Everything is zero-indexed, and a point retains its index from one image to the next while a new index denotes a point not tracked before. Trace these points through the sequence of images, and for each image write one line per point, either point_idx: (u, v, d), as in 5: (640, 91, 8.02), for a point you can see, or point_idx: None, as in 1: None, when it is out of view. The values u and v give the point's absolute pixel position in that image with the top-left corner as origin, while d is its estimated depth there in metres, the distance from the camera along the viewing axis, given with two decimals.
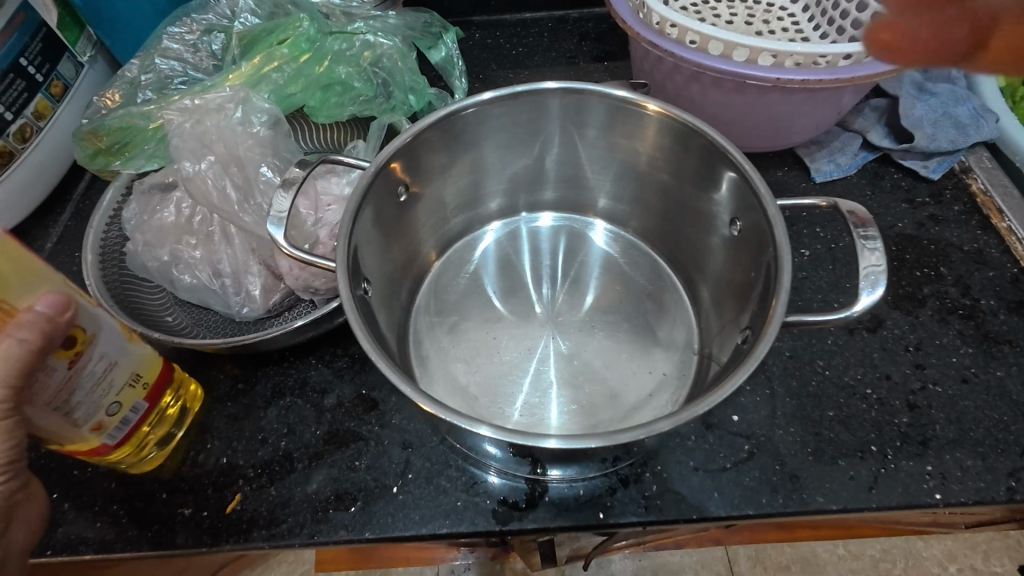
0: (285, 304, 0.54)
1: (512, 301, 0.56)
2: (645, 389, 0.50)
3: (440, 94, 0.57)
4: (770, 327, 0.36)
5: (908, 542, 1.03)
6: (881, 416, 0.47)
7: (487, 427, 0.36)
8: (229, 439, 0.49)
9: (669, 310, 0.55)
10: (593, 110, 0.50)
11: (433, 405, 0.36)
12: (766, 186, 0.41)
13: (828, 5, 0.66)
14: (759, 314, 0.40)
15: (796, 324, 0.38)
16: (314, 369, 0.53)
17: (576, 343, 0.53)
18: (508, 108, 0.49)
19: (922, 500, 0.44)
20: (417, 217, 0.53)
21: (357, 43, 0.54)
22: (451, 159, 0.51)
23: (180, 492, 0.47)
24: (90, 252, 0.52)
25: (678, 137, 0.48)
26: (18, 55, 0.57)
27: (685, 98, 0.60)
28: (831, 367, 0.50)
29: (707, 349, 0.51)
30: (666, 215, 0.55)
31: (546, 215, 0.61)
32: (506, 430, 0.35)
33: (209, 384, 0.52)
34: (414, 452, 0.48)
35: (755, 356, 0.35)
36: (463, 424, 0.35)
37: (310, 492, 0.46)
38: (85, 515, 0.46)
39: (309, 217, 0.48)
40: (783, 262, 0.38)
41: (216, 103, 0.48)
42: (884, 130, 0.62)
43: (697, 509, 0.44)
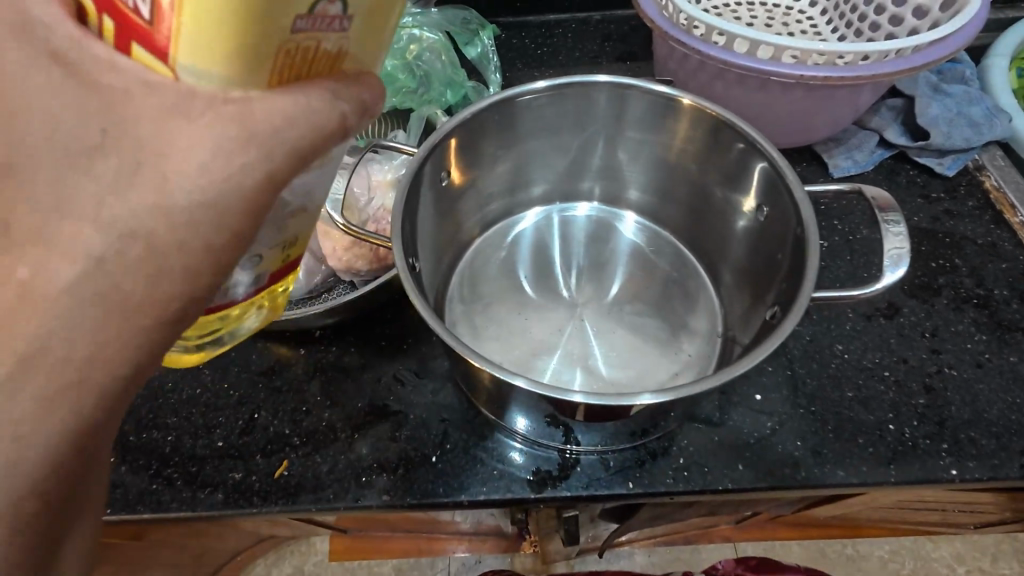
0: (326, 285, 0.57)
1: (541, 285, 0.59)
2: (671, 369, 0.53)
3: (476, 87, 0.59)
4: (801, 301, 0.38)
5: (917, 542, 1.05)
6: (898, 397, 0.49)
7: (521, 379, 0.39)
8: (275, 409, 0.52)
9: (694, 296, 0.57)
10: (628, 103, 0.53)
11: (477, 359, 0.39)
12: (794, 174, 0.44)
13: (846, 9, 0.68)
14: (788, 293, 0.42)
15: (822, 300, 0.41)
16: (354, 346, 0.55)
17: (604, 326, 0.56)
18: (546, 99, 0.52)
19: (938, 475, 0.46)
20: (456, 202, 0.55)
21: (404, 37, 0.58)
22: (490, 148, 0.54)
23: (230, 457, 0.49)
24: None
25: (708, 128, 0.50)
26: None
27: (709, 95, 0.62)
28: (850, 350, 0.52)
29: (731, 332, 0.53)
30: (692, 205, 0.57)
31: (583, 205, 0.63)
32: (540, 384, 0.39)
33: (256, 358, 0.55)
34: (452, 424, 0.50)
35: (786, 327, 0.37)
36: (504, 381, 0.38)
37: (354, 459, 0.49)
38: (142, 477, 0.49)
39: (361, 198, 0.51)
40: (811, 242, 0.41)
41: None
42: (900, 128, 0.64)
43: (722, 481, 0.46)
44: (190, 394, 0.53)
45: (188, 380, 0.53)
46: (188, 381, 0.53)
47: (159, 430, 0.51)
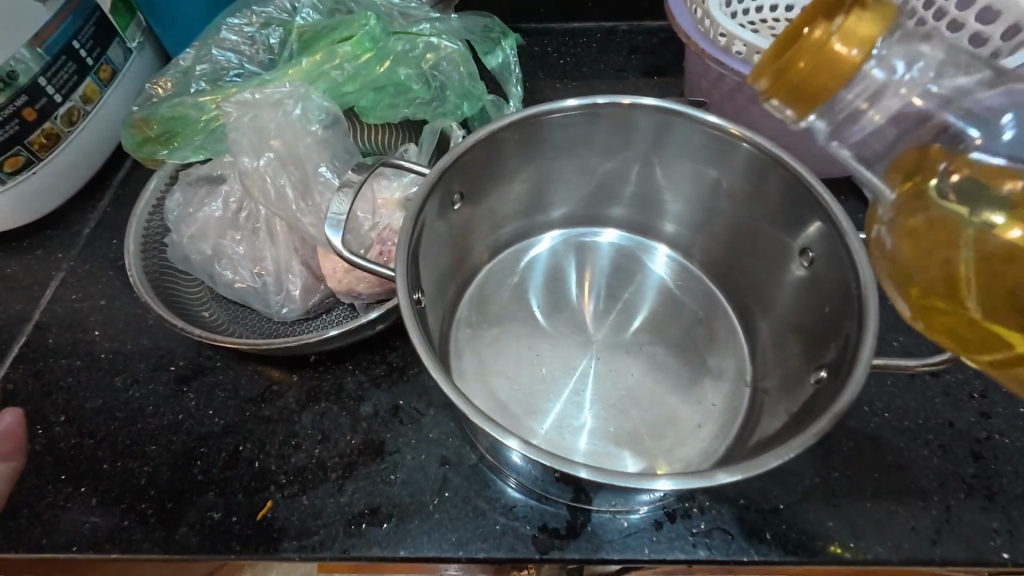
0: (325, 306, 0.52)
1: (557, 318, 0.54)
2: (694, 419, 0.48)
3: (495, 101, 0.55)
4: (857, 375, 0.34)
5: None
6: (944, 465, 0.45)
7: (515, 439, 0.34)
8: (261, 442, 0.48)
9: (722, 338, 0.53)
10: (663, 128, 0.48)
11: (472, 410, 0.34)
12: (848, 220, 0.39)
13: None
14: (840, 359, 0.38)
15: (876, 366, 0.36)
16: (350, 375, 0.51)
17: (623, 367, 0.52)
18: (575, 120, 0.48)
19: (988, 558, 0.41)
20: (469, 225, 0.51)
21: (420, 44, 0.53)
22: (509, 169, 0.50)
23: (210, 494, 0.45)
24: (133, 241, 0.51)
25: (750, 161, 0.46)
26: (72, 38, 0.57)
27: (744, 118, 0.58)
28: (891, 410, 0.47)
29: (761, 383, 0.49)
30: (725, 240, 0.53)
31: (609, 232, 0.59)
32: (537, 446, 0.33)
33: (246, 383, 0.51)
34: (452, 469, 0.46)
35: (843, 401, 0.33)
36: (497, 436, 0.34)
37: (344, 503, 0.45)
38: (114, 512, 0.45)
39: (365, 222, 0.47)
40: (868, 302, 0.37)
41: (275, 98, 0.48)
42: None
43: (747, 551, 0.42)
44: (171, 420, 0.49)
45: (170, 404, 0.50)
46: (170, 405, 0.50)
47: (137, 460, 0.47)
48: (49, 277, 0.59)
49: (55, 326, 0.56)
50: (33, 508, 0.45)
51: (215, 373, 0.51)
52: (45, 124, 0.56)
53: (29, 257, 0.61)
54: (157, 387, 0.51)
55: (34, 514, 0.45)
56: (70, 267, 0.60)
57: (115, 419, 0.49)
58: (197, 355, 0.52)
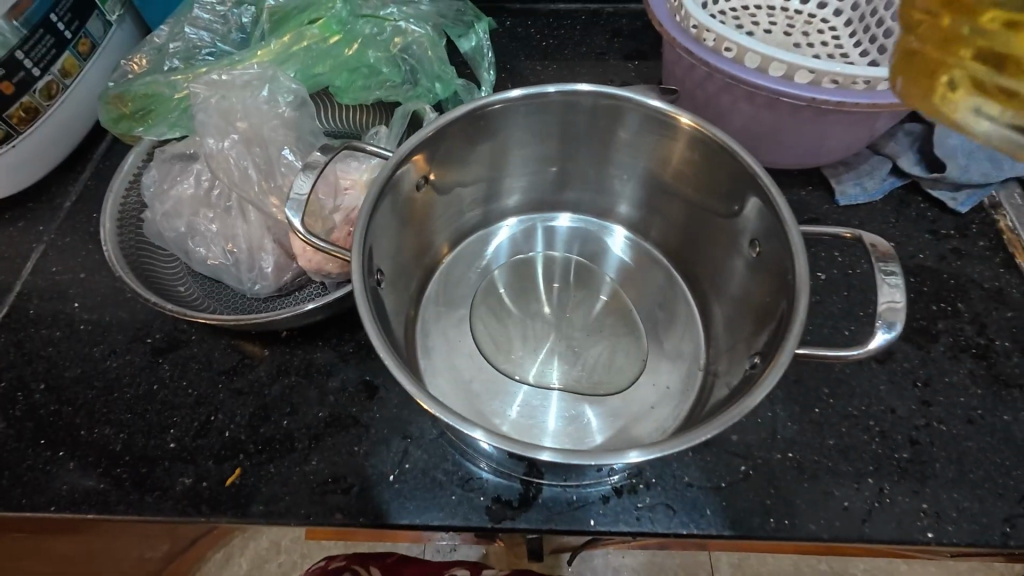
0: (298, 283, 0.54)
1: (522, 302, 0.56)
2: (648, 400, 0.50)
3: (467, 85, 0.55)
4: (782, 358, 0.35)
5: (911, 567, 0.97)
6: (881, 450, 0.47)
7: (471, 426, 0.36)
8: (232, 412, 0.50)
9: (679, 323, 0.54)
10: (620, 115, 0.48)
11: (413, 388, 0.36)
12: (790, 211, 0.40)
13: (872, 22, 0.65)
14: (773, 346, 0.40)
15: (811, 356, 0.38)
16: (320, 351, 0.53)
17: (581, 349, 0.53)
18: (535, 107, 0.49)
19: (913, 537, 0.44)
20: (434, 209, 0.52)
21: (389, 28, 0.54)
22: (473, 153, 0.51)
23: (182, 461, 0.48)
24: (108, 217, 0.52)
25: (706, 152, 0.47)
26: (49, 11, 0.57)
27: (714, 109, 0.59)
28: (837, 396, 0.49)
29: (713, 367, 0.50)
30: (685, 229, 0.54)
31: (567, 216, 0.60)
32: (491, 433, 0.35)
33: (219, 356, 0.53)
34: (413, 443, 0.48)
35: (765, 386, 0.35)
36: (448, 421, 0.36)
37: (309, 471, 0.47)
38: (91, 475, 0.47)
39: (326, 204, 0.49)
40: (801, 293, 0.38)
41: (244, 80, 0.49)
42: (915, 156, 0.61)
43: (687, 525, 0.44)
44: (147, 389, 0.51)
45: (146, 374, 0.52)
46: (146, 375, 0.52)
47: (110, 426, 0.49)
48: (31, 249, 0.60)
49: (35, 298, 0.57)
50: (12, 471, 0.48)
51: (190, 346, 0.53)
52: (24, 97, 0.57)
53: (10, 229, 0.62)
54: (133, 358, 0.53)
55: (13, 477, 0.47)
56: (51, 240, 0.61)
57: (93, 388, 0.51)
58: (172, 329, 0.54)
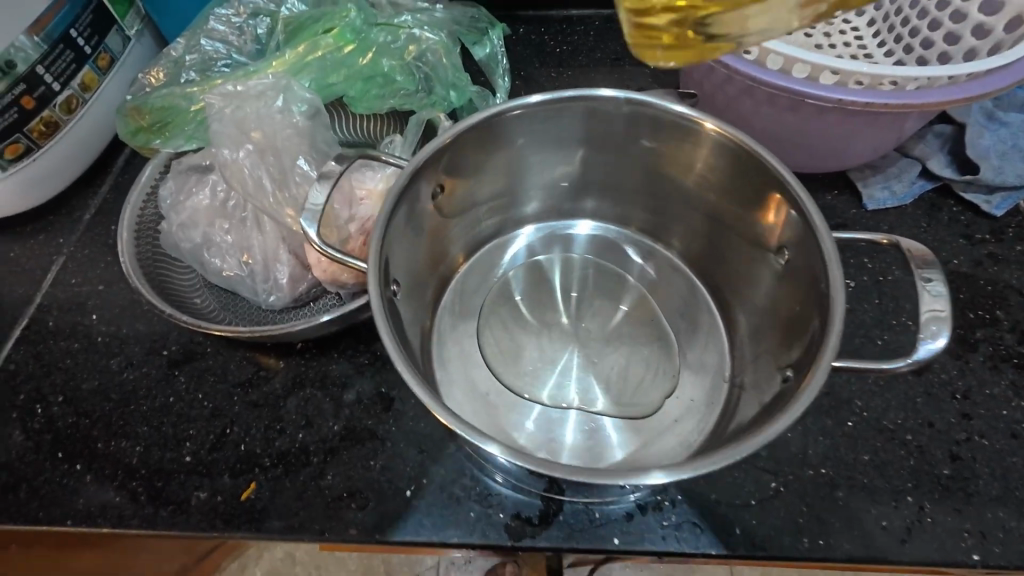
0: (313, 294, 0.53)
1: (538, 311, 0.55)
2: (671, 413, 0.49)
3: (482, 93, 0.55)
4: (818, 374, 0.34)
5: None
6: (919, 465, 0.45)
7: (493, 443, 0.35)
8: (247, 426, 0.49)
9: (702, 333, 0.53)
10: (638, 118, 0.47)
11: (437, 407, 0.35)
12: (821, 218, 0.39)
13: (896, 22, 0.63)
14: (803, 362, 0.38)
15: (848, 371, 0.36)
16: (335, 363, 0.52)
17: (600, 360, 0.52)
18: (552, 113, 0.48)
19: (957, 559, 0.41)
20: (449, 217, 0.51)
21: (402, 36, 0.53)
22: (489, 162, 0.50)
23: (197, 475, 0.47)
24: (126, 228, 0.52)
25: (730, 158, 0.46)
26: (70, 26, 0.58)
27: (735, 112, 0.57)
28: (871, 409, 0.47)
29: (739, 378, 0.49)
30: (707, 236, 0.53)
31: (584, 224, 0.58)
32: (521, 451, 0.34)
33: (234, 368, 0.52)
34: (429, 457, 0.47)
35: (800, 403, 0.33)
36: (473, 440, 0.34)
37: (324, 486, 0.46)
38: (106, 489, 0.47)
39: (341, 213, 0.48)
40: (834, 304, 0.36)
41: (258, 90, 0.49)
42: (945, 158, 0.59)
43: (716, 545, 0.42)
44: (162, 402, 0.51)
45: (161, 386, 0.52)
46: (162, 388, 0.51)
47: (126, 439, 0.49)
48: (51, 261, 0.61)
49: (54, 310, 0.57)
50: (30, 484, 0.47)
51: (205, 358, 0.53)
52: (44, 111, 0.58)
53: (30, 242, 0.62)
54: (149, 371, 0.52)
55: (31, 490, 0.47)
56: (70, 252, 0.61)
57: (109, 400, 0.51)
58: (188, 341, 0.54)
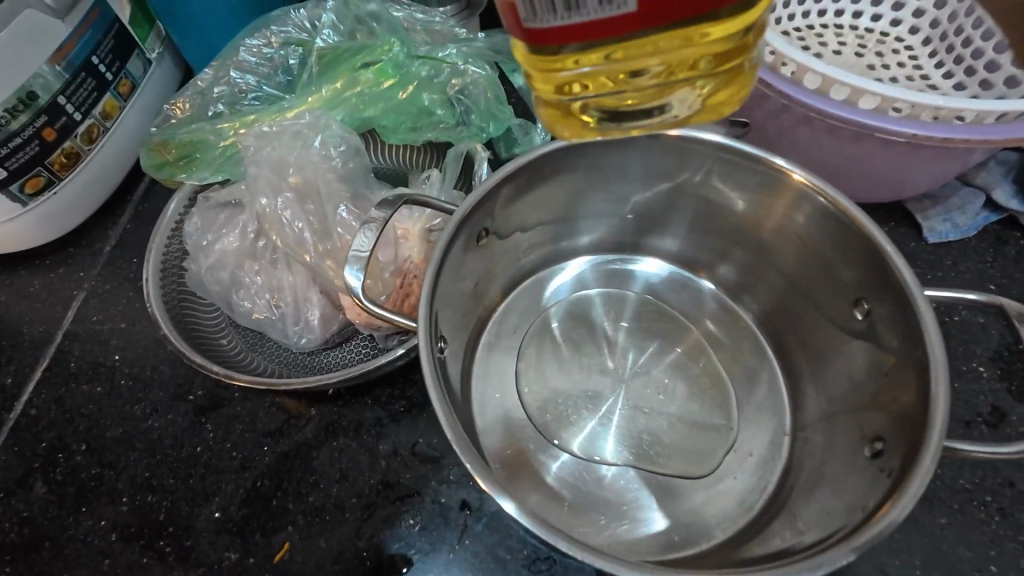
0: (344, 334, 0.51)
1: (582, 352, 0.52)
2: (729, 470, 0.46)
3: (524, 125, 0.52)
4: (926, 461, 0.31)
5: None
6: (1001, 530, 0.42)
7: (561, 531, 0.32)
8: (279, 479, 0.47)
9: (762, 382, 0.50)
10: (704, 161, 0.45)
11: (488, 482, 0.32)
12: (915, 280, 0.37)
13: (956, 42, 0.60)
14: (903, 439, 0.36)
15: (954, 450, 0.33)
16: (370, 411, 0.49)
17: (651, 408, 0.49)
18: (610, 153, 0.45)
19: None
20: (494, 260, 0.48)
21: (445, 70, 0.50)
22: (540, 202, 0.47)
23: (228, 534, 0.45)
24: (151, 268, 0.50)
25: (804, 205, 0.43)
26: (90, 53, 0.56)
27: (788, 140, 0.54)
28: (946, 467, 0.44)
29: (803, 433, 0.46)
30: (766, 278, 0.50)
31: (652, 261, 0.55)
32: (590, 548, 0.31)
33: (264, 415, 0.50)
34: (473, 516, 0.45)
35: (910, 494, 0.31)
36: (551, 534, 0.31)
37: (363, 548, 0.44)
38: (132, 548, 0.45)
39: (386, 266, 0.46)
40: (938, 382, 0.34)
41: (294, 129, 0.47)
42: (1011, 188, 0.56)
43: None
44: (189, 452, 0.48)
45: (188, 435, 0.49)
46: (189, 437, 0.49)
47: (152, 493, 0.47)
48: (71, 296, 0.59)
49: (76, 350, 0.55)
50: (54, 542, 0.45)
51: (233, 404, 0.50)
52: (65, 143, 0.56)
53: (50, 275, 0.60)
54: (175, 418, 0.50)
55: (56, 549, 0.45)
56: (92, 286, 0.59)
57: (134, 450, 0.49)
58: (214, 385, 0.51)
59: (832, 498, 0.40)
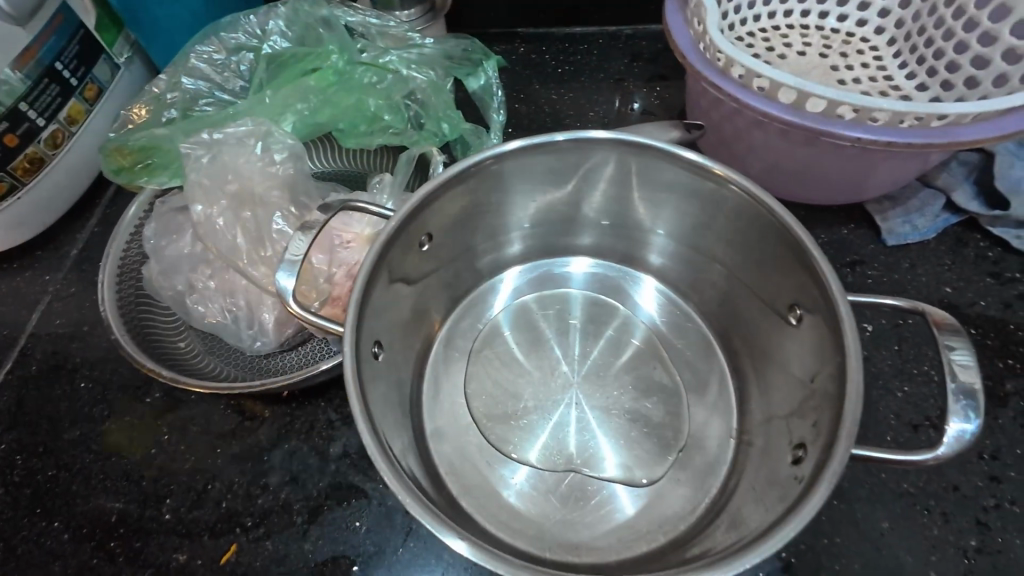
0: (300, 338, 0.51)
1: (535, 356, 0.52)
2: (676, 473, 0.46)
3: (474, 129, 0.52)
4: (834, 468, 0.31)
5: None
6: (943, 535, 0.42)
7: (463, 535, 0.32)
8: (229, 481, 0.47)
9: (713, 387, 0.50)
10: (645, 165, 0.45)
11: (398, 488, 0.32)
12: (839, 285, 0.36)
13: (919, 42, 0.59)
14: (819, 445, 0.36)
15: (874, 457, 0.33)
16: (323, 413, 0.50)
17: (601, 410, 0.49)
18: (551, 157, 0.45)
19: None
20: (442, 264, 0.49)
21: (389, 77, 0.52)
22: (485, 206, 0.47)
23: (176, 535, 0.45)
24: (108, 270, 0.50)
25: (741, 208, 0.43)
26: (54, 59, 0.56)
27: (745, 143, 0.54)
28: (891, 471, 0.44)
29: (747, 436, 0.46)
30: (716, 282, 0.50)
31: (580, 261, 0.55)
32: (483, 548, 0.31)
33: (218, 418, 0.50)
34: (418, 519, 0.45)
35: (814, 500, 0.31)
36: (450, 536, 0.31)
37: (308, 550, 0.44)
38: (83, 549, 0.45)
39: (321, 272, 0.46)
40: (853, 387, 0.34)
41: (238, 137, 0.48)
42: (971, 189, 0.55)
43: None
44: (144, 454, 0.49)
45: (144, 438, 0.50)
46: (144, 439, 0.50)
47: (105, 494, 0.47)
48: (37, 300, 0.59)
49: (39, 352, 0.56)
50: (8, 543, 0.46)
51: (189, 406, 0.51)
52: (29, 147, 0.56)
53: (17, 279, 0.61)
54: (132, 420, 0.51)
55: (9, 549, 0.46)
56: (57, 290, 0.60)
57: (90, 452, 0.50)
58: (171, 388, 0.52)
59: (762, 502, 0.40)
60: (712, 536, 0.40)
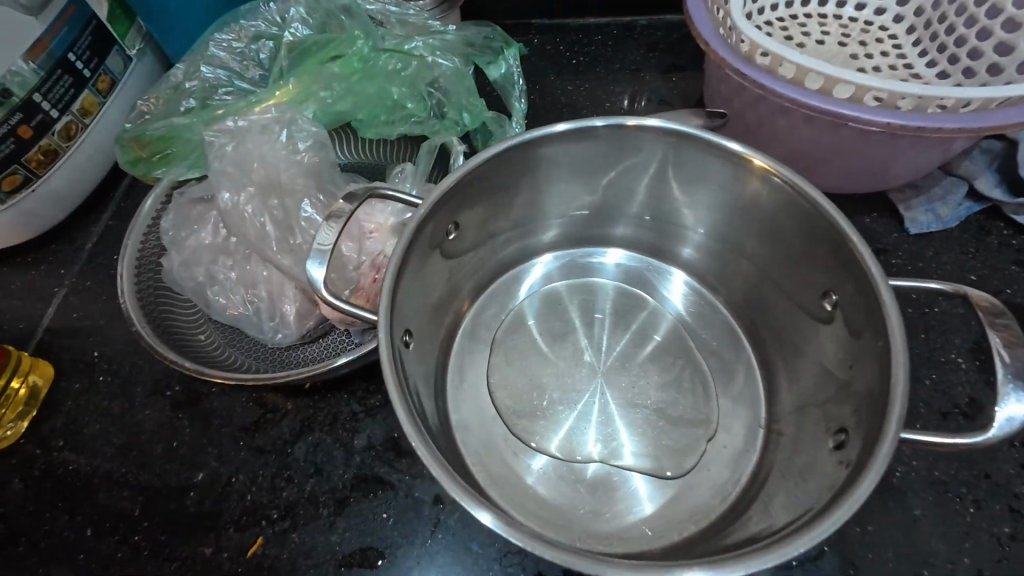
0: (322, 329, 0.50)
1: (560, 347, 0.52)
2: (704, 463, 0.46)
3: (496, 117, 0.52)
4: (881, 455, 0.31)
5: None
6: (976, 522, 0.41)
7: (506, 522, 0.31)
8: (254, 474, 0.47)
9: (739, 376, 0.49)
10: (674, 151, 0.44)
11: (440, 477, 0.32)
12: (880, 270, 0.36)
13: (940, 29, 0.59)
14: (861, 432, 0.35)
15: (917, 442, 0.33)
16: (346, 404, 0.49)
17: (627, 401, 0.49)
18: (579, 145, 0.44)
19: None
20: (466, 253, 0.48)
21: (413, 63, 0.51)
22: (510, 195, 0.47)
23: (202, 528, 0.45)
24: (127, 263, 0.50)
25: (773, 194, 0.42)
26: (67, 50, 0.55)
27: (768, 131, 0.53)
28: (921, 459, 0.44)
29: (776, 426, 0.46)
30: (743, 270, 0.49)
31: (614, 252, 0.55)
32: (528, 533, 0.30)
33: (240, 411, 0.50)
34: (445, 510, 0.45)
35: (863, 487, 0.30)
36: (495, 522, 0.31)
37: (336, 543, 0.44)
38: (108, 543, 0.45)
39: (350, 260, 0.46)
40: (897, 373, 0.33)
41: (261, 124, 0.48)
42: (995, 177, 0.55)
43: None
44: (167, 447, 0.48)
45: (165, 431, 0.49)
46: (166, 432, 0.49)
47: (128, 488, 0.47)
48: (52, 293, 0.59)
49: (56, 346, 0.55)
50: (31, 537, 0.45)
51: (210, 399, 0.50)
52: (42, 140, 0.56)
53: (32, 273, 0.60)
54: (153, 413, 0.50)
55: (32, 543, 0.45)
56: (73, 283, 0.59)
57: (112, 445, 0.49)
58: (192, 381, 0.51)
59: (794, 490, 0.39)
60: (745, 525, 0.40)
